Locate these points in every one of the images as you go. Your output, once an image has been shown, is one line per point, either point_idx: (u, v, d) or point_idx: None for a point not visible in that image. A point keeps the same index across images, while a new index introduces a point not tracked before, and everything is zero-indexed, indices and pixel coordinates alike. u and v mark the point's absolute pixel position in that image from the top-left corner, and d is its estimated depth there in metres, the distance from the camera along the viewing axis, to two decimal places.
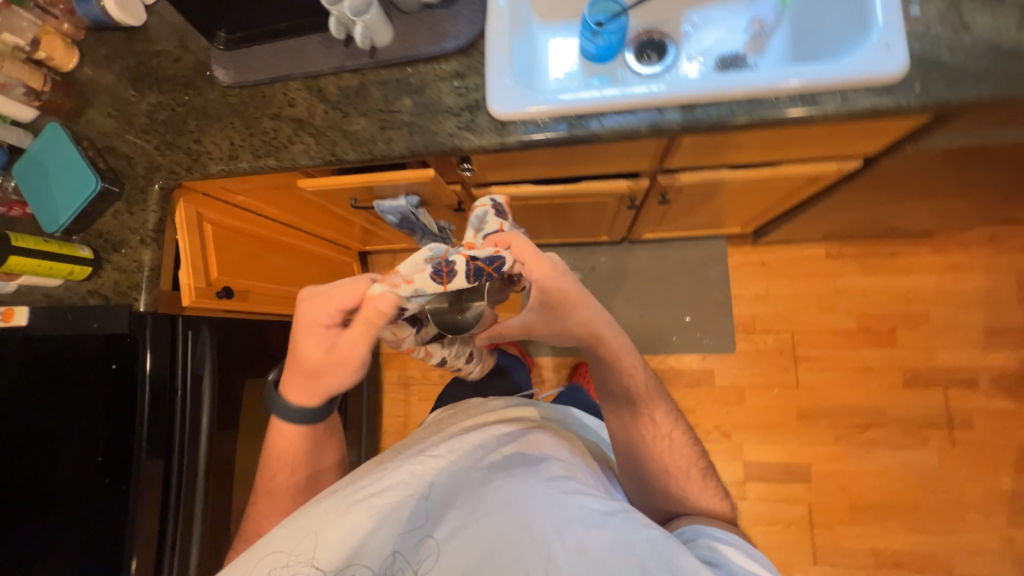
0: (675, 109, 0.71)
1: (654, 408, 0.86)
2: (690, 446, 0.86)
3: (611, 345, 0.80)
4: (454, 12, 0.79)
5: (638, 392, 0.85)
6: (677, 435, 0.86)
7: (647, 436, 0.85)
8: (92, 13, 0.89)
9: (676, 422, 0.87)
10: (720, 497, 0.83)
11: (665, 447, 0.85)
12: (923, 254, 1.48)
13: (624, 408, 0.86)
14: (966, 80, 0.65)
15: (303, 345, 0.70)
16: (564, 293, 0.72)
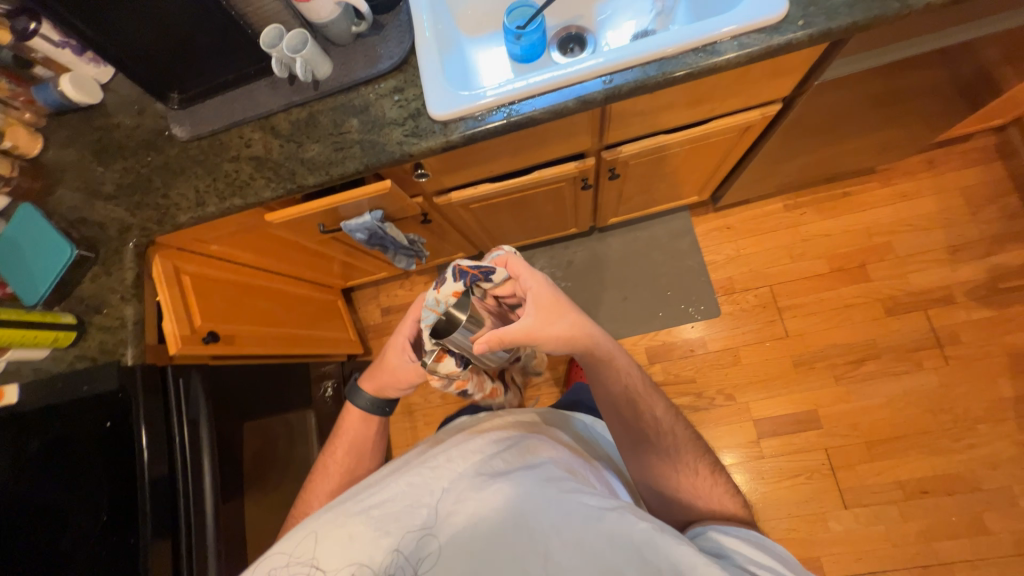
0: (596, 82, 0.79)
1: (654, 405, 0.79)
2: (694, 442, 0.79)
3: (602, 346, 0.75)
4: (384, 35, 0.86)
5: (637, 390, 0.78)
6: (681, 432, 0.79)
7: (651, 435, 0.77)
8: (51, 97, 0.95)
9: (676, 418, 0.80)
10: (733, 496, 0.76)
11: (671, 444, 0.77)
12: (872, 189, 1.55)
13: (624, 411, 0.78)
14: (843, 8, 0.72)
15: (389, 360, 0.83)
16: (539, 295, 0.70)
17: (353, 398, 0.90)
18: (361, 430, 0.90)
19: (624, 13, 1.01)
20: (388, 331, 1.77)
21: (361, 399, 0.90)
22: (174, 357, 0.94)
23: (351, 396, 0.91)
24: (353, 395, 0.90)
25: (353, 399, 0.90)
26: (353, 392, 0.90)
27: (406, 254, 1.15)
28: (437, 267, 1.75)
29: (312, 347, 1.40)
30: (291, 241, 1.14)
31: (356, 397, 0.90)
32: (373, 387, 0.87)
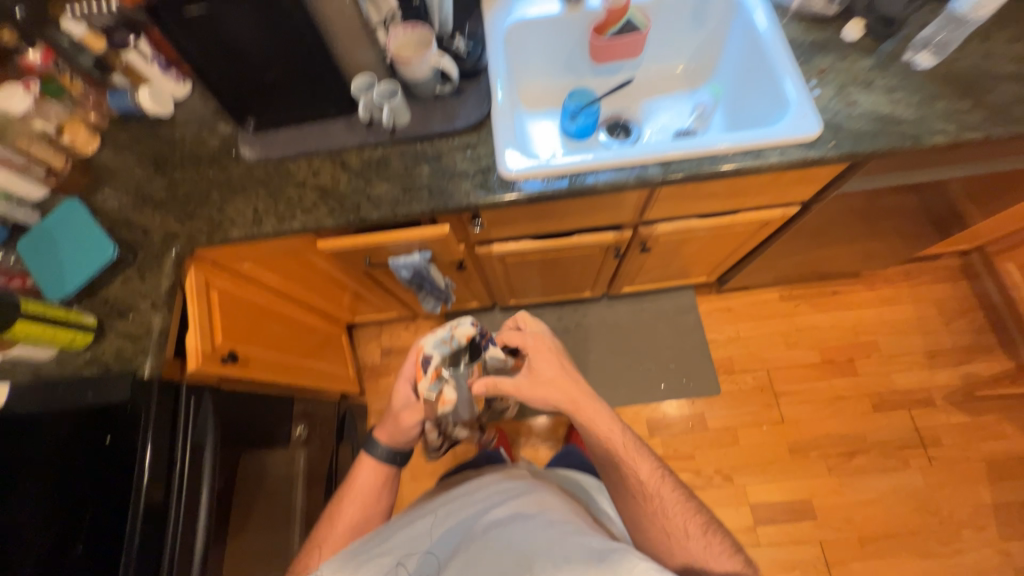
0: (655, 165, 0.88)
1: (639, 467, 0.78)
2: (684, 502, 0.77)
3: (584, 407, 0.78)
4: (463, 98, 0.95)
5: (617, 451, 0.77)
6: (669, 493, 0.77)
7: (640, 498, 0.77)
8: (125, 104, 0.97)
9: (666, 479, 0.78)
10: (731, 558, 0.71)
11: (659, 507, 0.76)
12: (858, 291, 1.70)
13: (609, 469, 0.79)
14: (866, 137, 0.85)
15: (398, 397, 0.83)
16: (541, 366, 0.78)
17: (368, 450, 0.86)
18: (373, 483, 0.85)
19: (666, 111, 1.15)
20: (386, 372, 1.72)
21: (377, 450, 0.85)
22: (191, 373, 0.90)
23: (367, 447, 0.86)
24: (370, 446, 0.85)
25: (368, 450, 0.86)
26: (369, 444, 0.86)
27: (437, 297, 1.16)
28: (447, 313, 1.75)
29: (311, 382, 1.34)
30: (325, 270, 1.14)
31: (372, 448, 0.85)
32: (387, 438, 0.84)
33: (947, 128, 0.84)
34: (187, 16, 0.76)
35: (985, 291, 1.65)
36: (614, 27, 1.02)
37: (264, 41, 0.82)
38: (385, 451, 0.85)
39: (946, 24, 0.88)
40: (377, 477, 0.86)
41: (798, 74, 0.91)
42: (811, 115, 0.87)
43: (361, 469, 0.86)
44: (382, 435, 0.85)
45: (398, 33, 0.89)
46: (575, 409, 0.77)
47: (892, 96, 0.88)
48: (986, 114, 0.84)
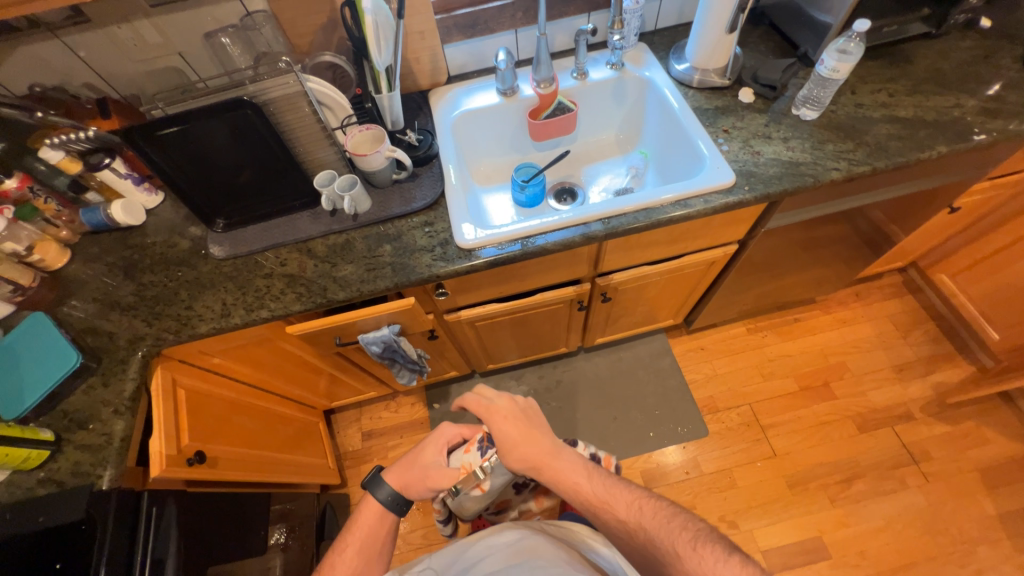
0: (597, 222, 0.97)
1: (613, 506, 0.70)
2: (672, 524, 0.67)
3: (540, 452, 0.75)
4: (418, 182, 1.04)
5: (588, 496, 0.72)
6: (652, 520, 0.68)
7: (624, 539, 0.69)
8: (97, 218, 1.02)
9: (648, 505, 0.70)
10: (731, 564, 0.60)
11: (646, 540, 0.67)
12: (817, 316, 1.79)
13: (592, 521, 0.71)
14: (774, 181, 0.97)
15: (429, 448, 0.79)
16: (503, 431, 0.76)
17: (373, 491, 0.78)
18: (375, 530, 0.77)
19: (605, 175, 1.28)
20: (368, 457, 1.65)
21: (382, 492, 0.77)
22: (153, 479, 0.86)
23: (370, 487, 0.78)
24: (374, 487, 0.77)
25: (374, 492, 0.78)
26: (372, 485, 0.78)
27: (411, 368, 1.17)
28: (427, 386, 1.73)
29: (287, 476, 1.27)
30: (296, 356, 1.15)
31: (376, 490, 0.78)
32: (399, 483, 0.78)
33: (839, 165, 0.97)
34: (160, 136, 0.85)
35: (930, 302, 1.77)
36: (546, 111, 1.15)
37: (231, 151, 0.91)
38: (391, 495, 0.77)
39: (822, 84, 1.01)
40: (381, 521, 0.77)
41: (707, 134, 1.05)
42: (724, 166, 0.99)
43: (366, 510, 0.78)
44: (395, 476, 0.79)
45: (354, 131, 0.99)
46: (531, 455, 0.75)
47: (789, 144, 1.02)
48: (867, 151, 0.99)
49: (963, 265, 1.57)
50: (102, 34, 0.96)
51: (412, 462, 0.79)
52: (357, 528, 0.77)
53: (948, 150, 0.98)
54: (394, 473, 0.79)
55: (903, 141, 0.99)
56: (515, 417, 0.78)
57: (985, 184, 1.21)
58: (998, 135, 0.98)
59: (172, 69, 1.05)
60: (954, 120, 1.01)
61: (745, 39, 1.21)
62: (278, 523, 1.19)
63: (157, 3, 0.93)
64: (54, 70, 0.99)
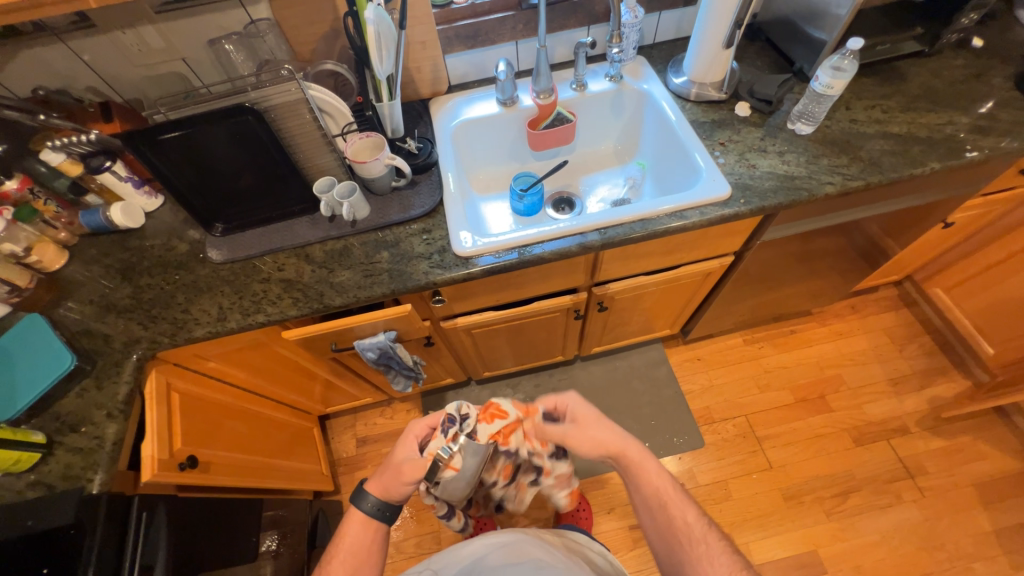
0: (594, 232, 0.97)
1: (683, 510, 0.74)
2: (730, 557, 0.69)
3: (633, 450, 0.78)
4: (417, 189, 1.05)
5: (664, 490, 0.76)
6: (717, 542, 0.70)
7: (681, 542, 0.71)
8: (96, 220, 1.03)
9: (712, 527, 0.73)
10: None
11: (705, 554, 0.69)
12: (813, 328, 1.80)
13: (657, 517, 0.75)
14: (770, 194, 0.98)
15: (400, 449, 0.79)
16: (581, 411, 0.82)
17: (357, 504, 0.77)
18: (365, 542, 0.76)
19: (603, 185, 1.29)
20: (362, 463, 1.64)
21: (366, 503, 0.77)
22: (144, 484, 0.85)
23: (354, 500, 0.77)
24: (358, 499, 0.77)
25: (357, 504, 0.77)
26: (356, 497, 0.77)
27: (407, 375, 1.17)
28: (423, 392, 1.73)
29: (279, 483, 1.26)
30: (292, 361, 1.15)
31: (360, 502, 0.77)
32: (381, 491, 0.77)
33: (833, 179, 0.99)
34: (162, 141, 0.85)
35: (926, 315, 1.78)
36: (546, 121, 1.16)
37: (231, 155, 0.91)
38: (375, 503, 0.77)
39: (817, 99, 1.02)
40: (369, 531, 0.77)
41: (704, 147, 1.06)
42: (720, 179, 1.00)
43: (353, 523, 0.78)
44: (376, 485, 0.78)
45: (354, 138, 1.00)
46: (620, 447, 0.78)
47: (784, 158, 1.03)
48: (861, 166, 1.00)
49: (957, 279, 1.58)
50: (107, 39, 0.97)
51: (386, 466, 0.78)
52: (344, 542, 0.77)
53: (941, 166, 0.99)
54: (375, 482, 0.78)
55: (896, 157, 1.01)
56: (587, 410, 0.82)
57: (978, 200, 1.22)
58: (990, 152, 1.00)
59: (176, 75, 1.06)
60: (947, 137, 1.03)
61: (741, 54, 1.23)
62: (270, 530, 1.18)
63: (162, 10, 0.95)
64: (59, 74, 1.00)
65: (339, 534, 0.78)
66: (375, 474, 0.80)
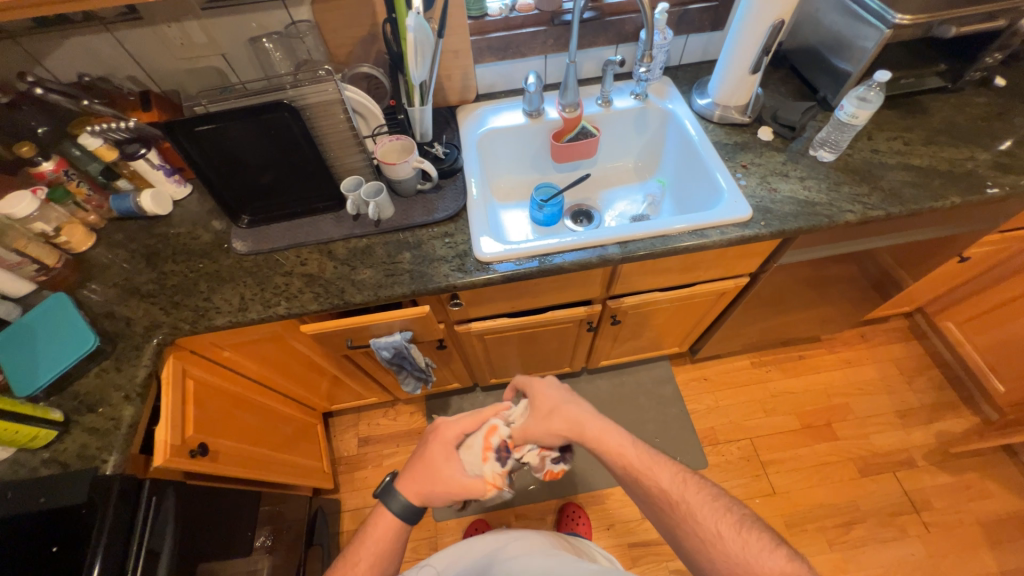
0: (614, 245, 0.98)
1: (657, 475, 0.69)
2: (715, 503, 0.65)
3: (589, 425, 0.75)
4: (441, 194, 1.06)
5: (631, 462, 0.71)
6: (696, 495, 0.66)
7: (664, 510, 0.67)
8: (125, 205, 1.05)
9: (690, 480, 0.68)
10: (776, 555, 0.58)
11: (688, 514, 0.65)
12: (821, 355, 1.79)
13: (632, 487, 0.71)
14: (790, 218, 0.99)
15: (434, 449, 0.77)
16: (545, 397, 0.81)
17: (386, 501, 0.76)
18: (390, 540, 0.76)
19: (622, 200, 1.30)
20: (363, 463, 1.63)
21: (394, 503, 0.76)
22: (155, 467, 0.86)
23: (384, 496, 0.77)
24: (388, 498, 0.76)
25: (387, 503, 0.76)
26: (387, 494, 0.77)
27: (417, 377, 1.18)
28: (428, 396, 1.73)
29: (282, 477, 1.26)
30: (306, 356, 1.16)
31: (389, 500, 0.76)
32: (413, 493, 0.76)
33: (854, 208, 1.00)
34: (199, 132, 0.87)
35: (936, 348, 1.77)
36: (570, 134, 1.18)
37: (265, 150, 0.94)
38: (404, 505, 0.76)
39: (840, 128, 1.05)
40: (395, 530, 0.77)
41: (726, 168, 1.07)
42: (741, 200, 1.01)
43: (379, 519, 0.77)
44: (409, 486, 0.77)
45: (384, 141, 1.02)
46: (576, 421, 0.77)
47: (805, 184, 1.04)
48: (881, 196, 1.01)
49: (969, 314, 1.58)
50: (152, 32, 1.00)
51: (422, 466, 0.77)
52: (370, 537, 0.76)
53: (961, 201, 1.00)
54: (408, 482, 0.77)
55: (917, 189, 1.02)
56: (552, 386, 0.82)
57: (995, 236, 1.23)
58: (1010, 190, 1.01)
59: (214, 69, 1.09)
60: (968, 172, 1.04)
61: (766, 80, 1.25)
62: (265, 526, 1.15)
63: (208, 7, 0.98)
64: (102, 62, 1.03)
65: (364, 528, 0.78)
66: (407, 473, 0.79)
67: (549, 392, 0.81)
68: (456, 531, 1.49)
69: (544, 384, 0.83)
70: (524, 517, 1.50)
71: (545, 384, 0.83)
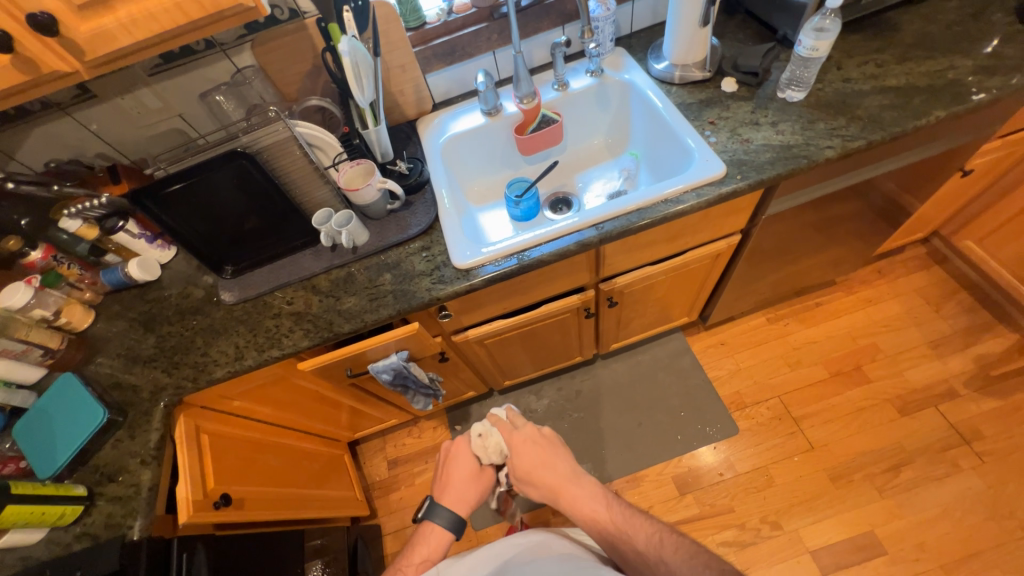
0: (591, 229, 0.96)
1: (633, 537, 0.70)
2: (693, 562, 0.63)
3: (565, 491, 0.77)
4: (412, 209, 1.06)
5: (606, 526, 0.72)
6: (673, 554, 0.65)
7: (641, 573, 0.67)
8: (116, 277, 1.08)
9: (666, 540, 0.68)
10: None
11: (666, 574, 0.63)
12: (840, 298, 1.72)
13: (612, 551, 0.71)
14: (766, 166, 0.96)
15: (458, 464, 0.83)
16: (521, 456, 0.80)
17: (431, 519, 0.78)
18: (433, 554, 0.76)
19: (598, 180, 1.28)
20: (396, 485, 1.65)
21: (440, 517, 0.78)
22: (182, 526, 0.89)
23: (428, 513, 0.79)
24: (432, 514, 0.78)
25: (431, 518, 0.78)
26: (430, 512, 0.79)
27: (425, 393, 1.18)
28: (447, 408, 1.73)
29: (316, 512, 1.28)
30: (313, 392, 1.17)
31: (435, 516, 0.78)
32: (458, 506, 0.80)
33: (832, 143, 0.95)
34: (166, 193, 0.89)
35: (960, 270, 1.69)
36: (532, 125, 1.16)
37: (234, 199, 0.95)
38: (451, 518, 0.78)
39: (804, 64, 1.00)
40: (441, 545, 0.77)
41: (693, 129, 1.04)
42: (713, 158, 0.98)
43: (421, 537, 0.78)
44: (454, 501, 0.80)
45: (346, 168, 1.02)
46: (550, 484, 0.78)
47: (778, 128, 1.00)
48: (860, 125, 0.96)
49: (987, 229, 1.50)
50: (108, 107, 1.03)
51: (447, 481, 0.83)
52: (415, 553, 0.76)
53: (947, 114, 0.94)
54: (450, 498, 0.80)
55: (897, 111, 0.97)
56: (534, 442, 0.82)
57: (997, 142, 1.16)
58: (999, 92, 0.94)
59: (174, 131, 1.11)
60: (950, 82, 0.98)
61: (722, 29, 1.21)
62: (316, 557, 1.21)
63: (155, 72, 1.00)
64: (69, 146, 1.06)
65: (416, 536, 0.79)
66: (442, 491, 0.82)
67: (525, 451, 0.81)
68: (497, 536, 1.49)
69: (523, 439, 0.82)
70: (562, 514, 1.49)
71: (522, 440, 0.82)
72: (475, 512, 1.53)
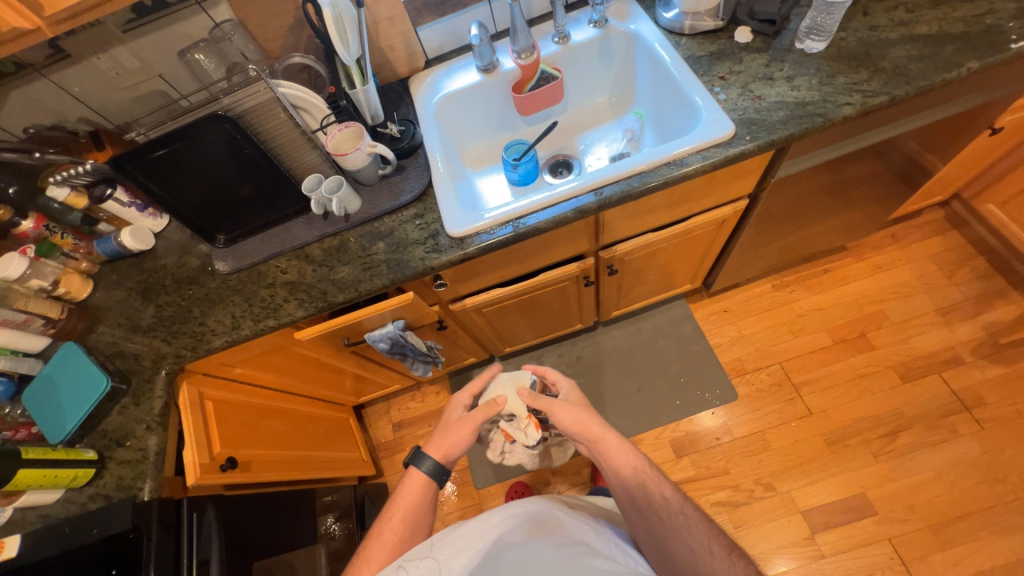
0: (590, 196, 0.92)
1: (662, 487, 0.74)
2: (709, 525, 0.69)
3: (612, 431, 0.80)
4: (405, 174, 1.02)
5: (644, 467, 0.76)
6: (694, 513, 0.70)
7: (660, 518, 0.70)
8: (110, 247, 1.07)
9: (688, 500, 0.72)
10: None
11: (683, 525, 0.68)
12: (850, 264, 1.68)
13: (634, 494, 0.73)
14: (777, 126, 0.90)
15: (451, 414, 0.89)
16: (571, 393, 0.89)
17: (417, 466, 0.80)
18: (417, 501, 0.78)
19: (601, 142, 1.22)
20: (401, 446, 1.70)
21: (426, 465, 0.79)
22: (191, 487, 0.92)
23: (414, 461, 0.80)
24: (419, 459, 0.80)
25: (416, 465, 0.80)
26: (417, 459, 0.80)
27: (424, 360, 1.19)
28: (449, 373, 1.76)
29: (322, 473, 1.33)
30: (314, 360, 1.18)
31: (420, 464, 0.80)
32: (442, 455, 0.82)
33: (852, 99, 0.89)
34: (149, 160, 0.86)
35: (979, 236, 1.63)
36: (531, 83, 1.10)
37: (220, 166, 0.92)
38: (434, 466, 0.80)
39: (826, 10, 0.91)
40: (424, 494, 0.79)
41: (701, 85, 0.97)
42: (722, 118, 0.92)
43: (406, 485, 0.79)
44: (438, 449, 0.82)
45: (335, 131, 0.97)
46: (597, 430, 0.80)
47: (794, 83, 0.93)
48: (884, 79, 0.89)
49: (1012, 192, 1.42)
50: (84, 67, 0.98)
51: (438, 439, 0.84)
52: (399, 500, 0.78)
53: (981, 66, 0.86)
54: (436, 446, 0.82)
55: (926, 63, 0.89)
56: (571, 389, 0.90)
57: None
58: None
59: (156, 93, 1.07)
60: (988, 28, 0.90)
61: None
62: (327, 512, 1.29)
63: (128, 28, 0.94)
64: (50, 111, 1.02)
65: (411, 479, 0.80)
66: (432, 440, 0.84)
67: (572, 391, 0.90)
68: (498, 495, 1.55)
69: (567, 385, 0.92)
70: (562, 475, 1.53)
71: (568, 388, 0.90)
72: (477, 471, 1.58)
